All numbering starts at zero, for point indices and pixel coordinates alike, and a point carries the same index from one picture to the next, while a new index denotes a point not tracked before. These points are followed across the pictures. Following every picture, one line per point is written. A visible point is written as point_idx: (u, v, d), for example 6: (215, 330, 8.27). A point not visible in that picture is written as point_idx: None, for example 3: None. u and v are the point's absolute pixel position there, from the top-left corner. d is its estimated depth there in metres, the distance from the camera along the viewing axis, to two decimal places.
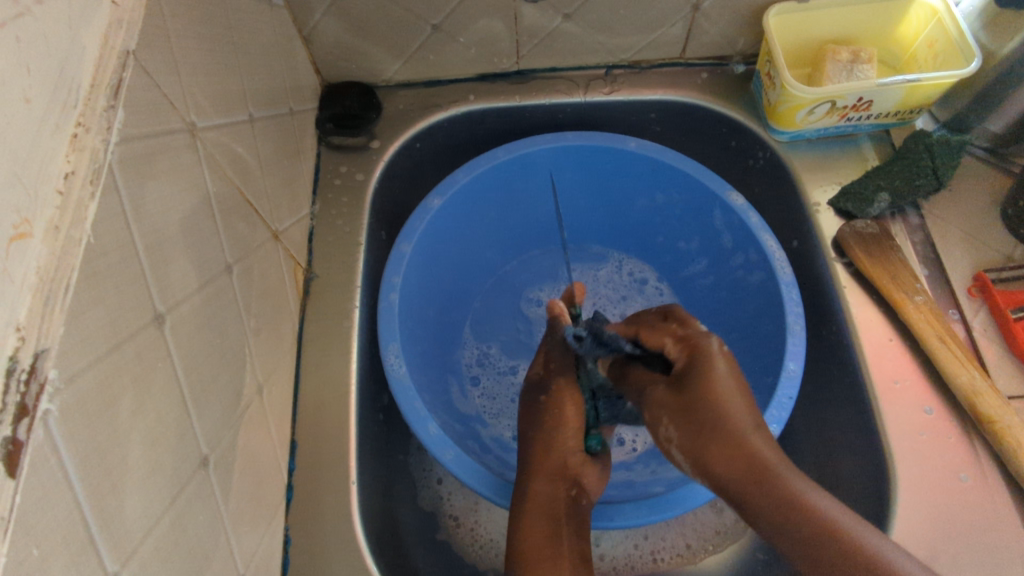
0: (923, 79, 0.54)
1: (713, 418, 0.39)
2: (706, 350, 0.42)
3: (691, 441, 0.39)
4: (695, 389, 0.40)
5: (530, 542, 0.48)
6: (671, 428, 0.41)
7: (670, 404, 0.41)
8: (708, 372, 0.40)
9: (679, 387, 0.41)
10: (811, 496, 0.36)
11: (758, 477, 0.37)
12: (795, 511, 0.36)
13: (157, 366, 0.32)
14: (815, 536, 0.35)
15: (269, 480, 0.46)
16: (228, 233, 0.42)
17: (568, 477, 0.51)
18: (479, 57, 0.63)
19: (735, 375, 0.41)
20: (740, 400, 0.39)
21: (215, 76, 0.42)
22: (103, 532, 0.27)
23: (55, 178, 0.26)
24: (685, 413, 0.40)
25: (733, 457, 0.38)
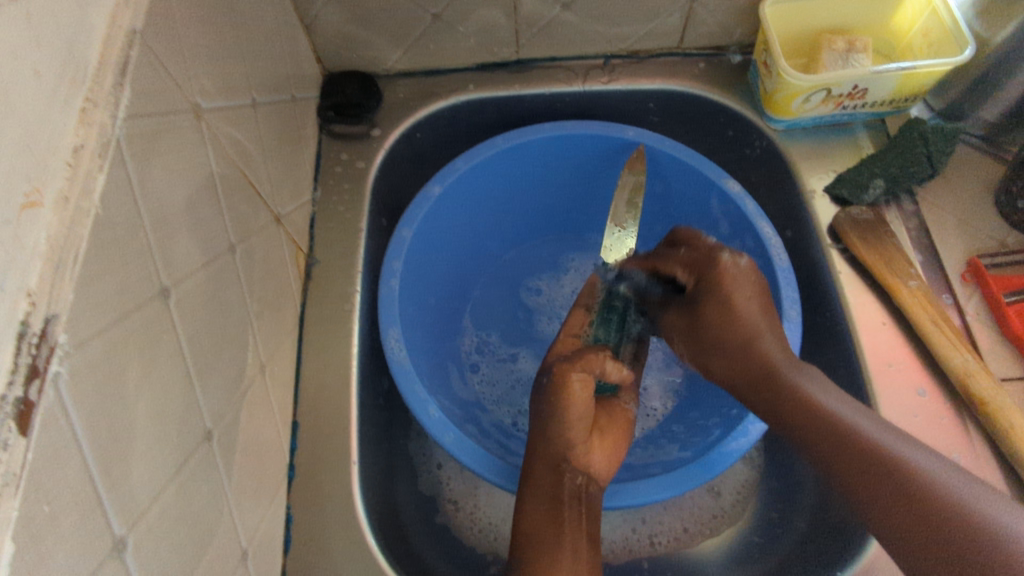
0: (917, 67, 0.55)
1: (717, 327, 0.49)
2: (714, 264, 0.50)
3: (694, 344, 0.52)
4: (698, 309, 0.50)
5: (532, 531, 0.48)
6: (682, 346, 0.53)
7: (683, 329, 0.52)
8: (720, 282, 0.49)
9: (692, 310, 0.51)
10: (828, 400, 0.44)
11: (759, 379, 0.47)
12: (797, 401, 0.44)
13: (162, 338, 0.33)
14: (818, 420, 0.43)
15: (271, 458, 0.46)
16: (232, 213, 0.43)
17: (572, 463, 0.51)
18: (478, 46, 0.63)
19: (744, 279, 0.49)
20: (755, 309, 0.48)
21: (219, 60, 0.43)
22: (112, 494, 0.28)
23: (64, 150, 0.27)
24: (696, 335, 0.51)
25: (733, 362, 0.49)
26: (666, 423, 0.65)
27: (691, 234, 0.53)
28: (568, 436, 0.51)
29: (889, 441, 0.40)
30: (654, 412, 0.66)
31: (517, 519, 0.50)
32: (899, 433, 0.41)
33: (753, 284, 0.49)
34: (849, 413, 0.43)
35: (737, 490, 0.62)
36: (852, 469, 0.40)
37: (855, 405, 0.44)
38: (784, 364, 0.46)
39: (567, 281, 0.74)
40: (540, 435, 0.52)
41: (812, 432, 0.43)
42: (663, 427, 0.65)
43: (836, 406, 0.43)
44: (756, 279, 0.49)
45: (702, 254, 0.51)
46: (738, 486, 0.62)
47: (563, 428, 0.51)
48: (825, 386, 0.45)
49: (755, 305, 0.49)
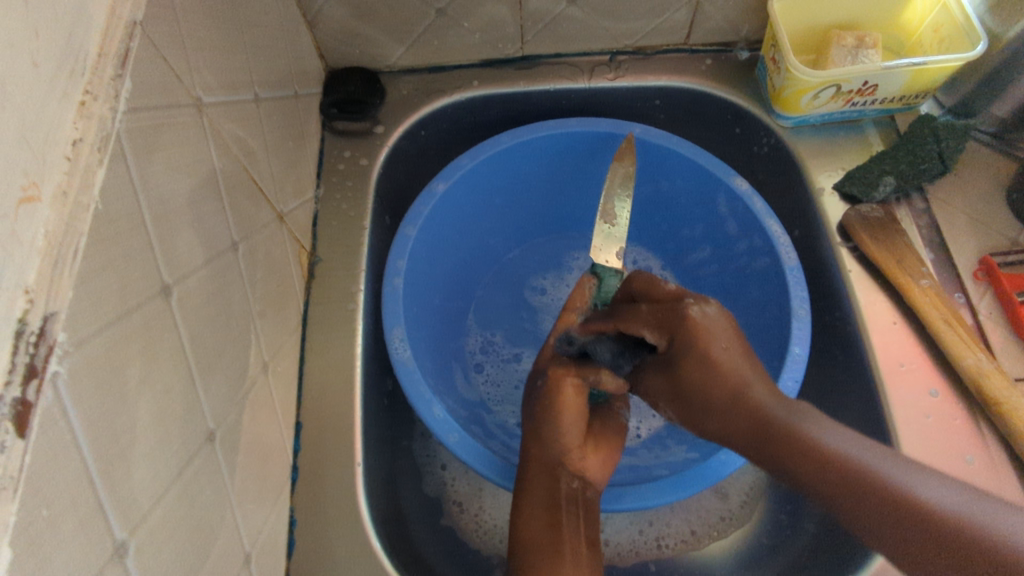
0: (928, 63, 0.54)
1: (702, 382, 0.43)
2: (684, 324, 0.44)
3: (689, 418, 0.45)
4: (680, 370, 0.44)
5: (530, 536, 0.48)
6: (669, 409, 0.46)
7: (666, 390, 0.46)
8: (699, 342, 0.43)
9: (671, 373, 0.45)
10: (818, 433, 0.39)
11: (760, 433, 0.41)
12: (809, 462, 0.38)
13: (165, 337, 0.32)
14: (816, 469, 0.38)
15: (274, 460, 0.45)
16: (234, 210, 0.42)
17: (568, 468, 0.49)
18: (483, 42, 0.63)
19: (719, 328, 0.44)
20: (736, 358, 0.43)
21: (221, 54, 0.42)
22: (112, 498, 0.27)
23: (63, 143, 0.26)
24: (677, 391, 0.45)
25: (726, 420, 0.43)
26: (673, 424, 0.64)
27: (648, 282, 0.49)
28: (564, 438, 0.49)
29: (892, 473, 0.37)
30: (660, 413, 0.66)
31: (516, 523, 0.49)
32: (886, 454, 0.38)
33: (728, 334, 0.44)
34: (849, 449, 0.38)
35: (745, 492, 0.61)
36: (863, 511, 0.36)
37: (850, 435, 0.39)
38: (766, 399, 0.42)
39: (572, 280, 0.73)
40: (532, 440, 0.51)
41: (810, 481, 0.38)
42: (670, 428, 0.64)
43: (843, 447, 0.38)
44: (736, 331, 0.44)
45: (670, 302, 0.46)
46: (746, 487, 0.61)
47: (556, 433, 0.49)
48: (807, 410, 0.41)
49: (735, 353, 0.43)
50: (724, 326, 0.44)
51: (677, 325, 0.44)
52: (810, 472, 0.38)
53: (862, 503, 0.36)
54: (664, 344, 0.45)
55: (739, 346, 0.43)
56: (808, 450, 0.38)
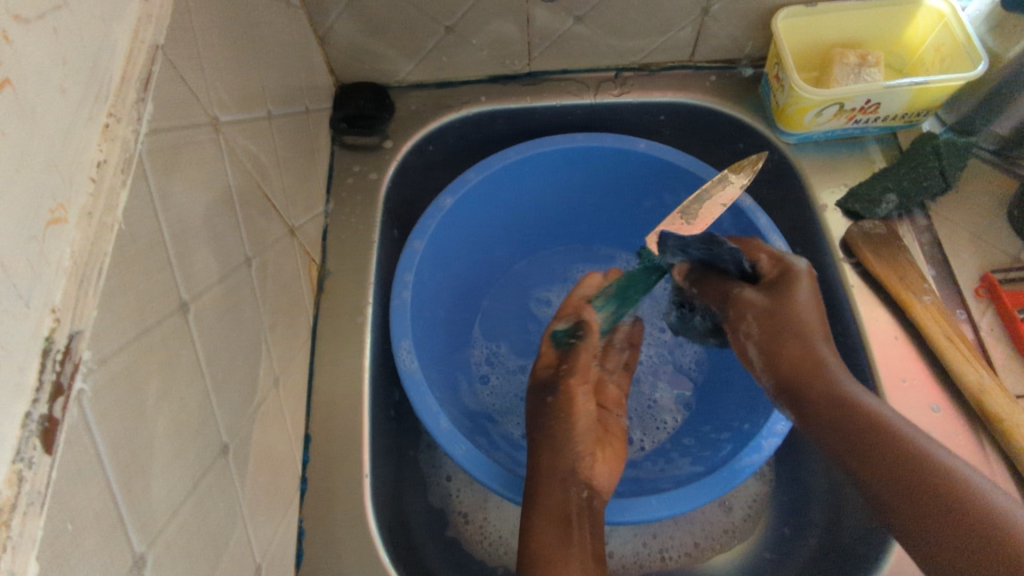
0: (929, 82, 0.55)
1: (793, 327, 0.52)
2: (791, 270, 0.54)
3: (773, 339, 0.52)
4: (786, 302, 0.52)
5: (542, 521, 0.49)
6: (753, 326, 0.53)
7: (760, 307, 0.53)
8: (792, 283, 0.53)
9: (778, 298, 0.53)
10: (869, 404, 0.46)
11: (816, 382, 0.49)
12: (866, 424, 0.45)
13: (182, 353, 0.33)
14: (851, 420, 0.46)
15: (284, 472, 0.46)
16: (248, 226, 0.43)
17: (577, 475, 0.53)
18: (490, 59, 0.64)
19: (809, 281, 0.54)
20: (813, 310, 0.52)
21: (237, 74, 0.43)
22: (132, 511, 0.28)
23: (89, 165, 0.27)
24: (774, 318, 0.53)
25: (794, 354, 0.51)
26: (677, 436, 0.65)
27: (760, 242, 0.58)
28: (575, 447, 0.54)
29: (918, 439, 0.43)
30: (664, 425, 0.66)
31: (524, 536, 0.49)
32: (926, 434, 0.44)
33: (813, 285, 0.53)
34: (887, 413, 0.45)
35: (749, 504, 0.61)
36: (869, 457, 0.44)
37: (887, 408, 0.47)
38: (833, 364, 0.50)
39: None
40: (547, 442, 0.55)
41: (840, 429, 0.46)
42: (674, 440, 0.65)
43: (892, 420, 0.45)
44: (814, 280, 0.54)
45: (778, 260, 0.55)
46: (749, 500, 0.62)
47: (570, 439, 0.55)
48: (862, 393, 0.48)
49: (814, 311, 0.52)
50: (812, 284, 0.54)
51: (792, 268, 0.54)
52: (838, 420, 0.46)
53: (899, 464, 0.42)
54: (773, 272, 0.55)
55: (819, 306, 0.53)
56: (870, 421, 0.45)
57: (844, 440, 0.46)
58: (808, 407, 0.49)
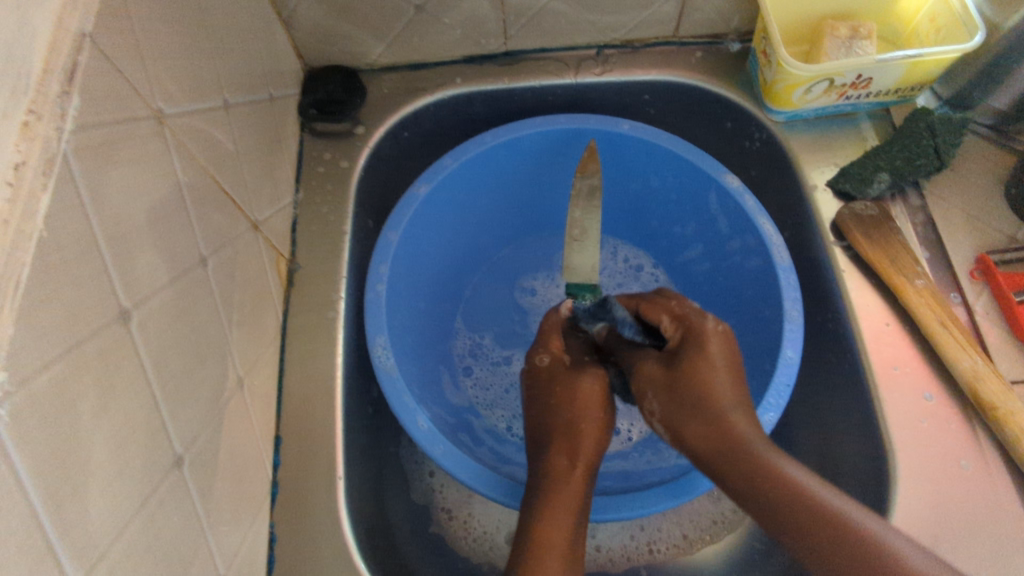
0: (924, 55, 0.52)
1: (695, 398, 0.43)
2: (701, 328, 0.46)
3: (671, 413, 0.43)
4: (683, 369, 0.44)
5: (560, 493, 0.45)
6: (655, 402, 0.45)
7: (659, 380, 0.45)
8: (706, 353, 0.44)
9: (672, 366, 0.45)
10: (788, 466, 0.38)
11: (727, 449, 0.40)
12: (785, 497, 0.36)
13: (123, 363, 0.31)
14: (777, 499, 0.37)
15: (251, 477, 0.45)
16: (203, 224, 0.41)
17: (587, 462, 0.47)
18: (465, 38, 0.61)
19: (723, 350, 0.45)
20: (721, 370, 0.43)
21: (185, 61, 0.40)
22: (63, 539, 0.26)
23: (4, 168, 0.24)
24: (671, 387, 0.44)
25: (700, 431, 0.42)
26: None
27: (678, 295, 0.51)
28: (582, 426, 0.49)
29: (861, 522, 0.34)
30: None
31: (533, 518, 0.44)
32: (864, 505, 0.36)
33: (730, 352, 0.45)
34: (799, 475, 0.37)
35: None
36: (819, 549, 0.34)
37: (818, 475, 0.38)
38: (745, 433, 0.40)
39: (562, 280, 0.71)
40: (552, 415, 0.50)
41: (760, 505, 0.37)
42: None
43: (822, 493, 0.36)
44: (728, 339, 0.45)
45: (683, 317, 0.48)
46: None
47: (585, 424, 0.49)
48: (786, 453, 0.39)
49: (721, 367, 0.43)
50: (727, 350, 0.45)
51: (699, 326, 0.46)
52: (753, 493, 0.38)
53: (839, 555, 0.34)
54: (675, 334, 0.48)
55: (724, 362, 0.44)
56: (780, 486, 0.37)
57: (775, 526, 0.37)
58: (729, 488, 0.39)
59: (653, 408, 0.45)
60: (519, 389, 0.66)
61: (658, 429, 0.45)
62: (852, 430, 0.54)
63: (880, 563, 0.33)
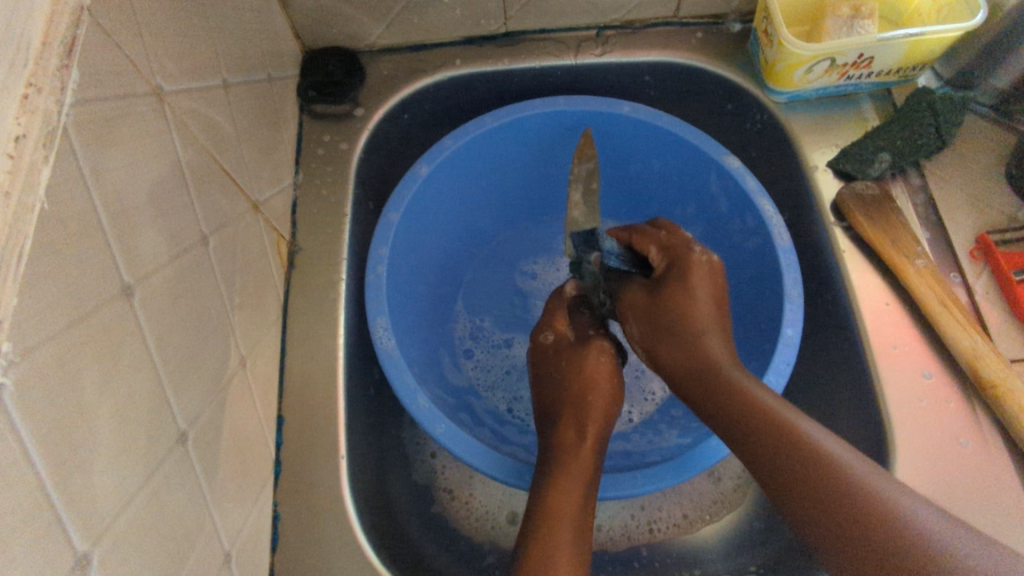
0: (925, 33, 0.52)
1: (675, 326, 0.46)
2: (688, 260, 0.49)
3: (650, 336, 0.47)
4: (665, 297, 0.47)
5: (572, 463, 0.46)
6: (634, 325, 0.49)
7: (640, 306, 0.49)
8: (688, 285, 0.47)
9: (654, 291, 0.48)
10: (768, 399, 0.40)
11: (702, 372, 0.44)
12: (765, 425, 0.38)
13: (126, 338, 0.31)
14: (760, 424, 0.39)
15: (254, 456, 0.45)
16: (204, 203, 0.41)
17: (598, 434, 0.48)
18: (464, 18, 0.60)
19: (708, 278, 0.48)
20: (704, 301, 0.47)
21: (184, 39, 0.40)
22: (71, 510, 0.26)
23: (4, 140, 0.24)
24: (651, 315, 0.48)
25: (680, 355, 0.45)
26: (665, 408, 0.64)
27: (670, 225, 0.53)
28: (590, 403, 0.50)
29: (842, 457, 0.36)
30: (652, 396, 0.65)
31: (542, 491, 0.44)
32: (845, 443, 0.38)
33: (716, 284, 0.48)
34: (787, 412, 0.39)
35: (738, 475, 0.61)
36: (793, 475, 0.36)
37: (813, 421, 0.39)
38: (727, 363, 0.43)
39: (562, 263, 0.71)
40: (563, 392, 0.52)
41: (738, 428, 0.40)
42: (662, 411, 0.64)
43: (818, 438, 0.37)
44: (717, 275, 0.49)
45: (676, 243, 0.50)
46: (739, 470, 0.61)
47: (592, 400, 0.50)
48: (800, 412, 0.40)
49: (706, 298, 0.47)
50: (710, 280, 0.48)
51: (685, 255, 0.49)
52: (724, 411, 0.41)
53: (810, 487, 0.35)
54: (661, 263, 0.50)
55: (710, 300, 0.47)
56: (779, 429, 0.38)
57: (746, 442, 0.39)
58: (696, 405, 0.44)
59: (635, 335, 0.49)
60: (518, 370, 0.66)
61: (635, 347, 0.50)
62: (851, 409, 0.55)
63: (846, 488, 0.34)
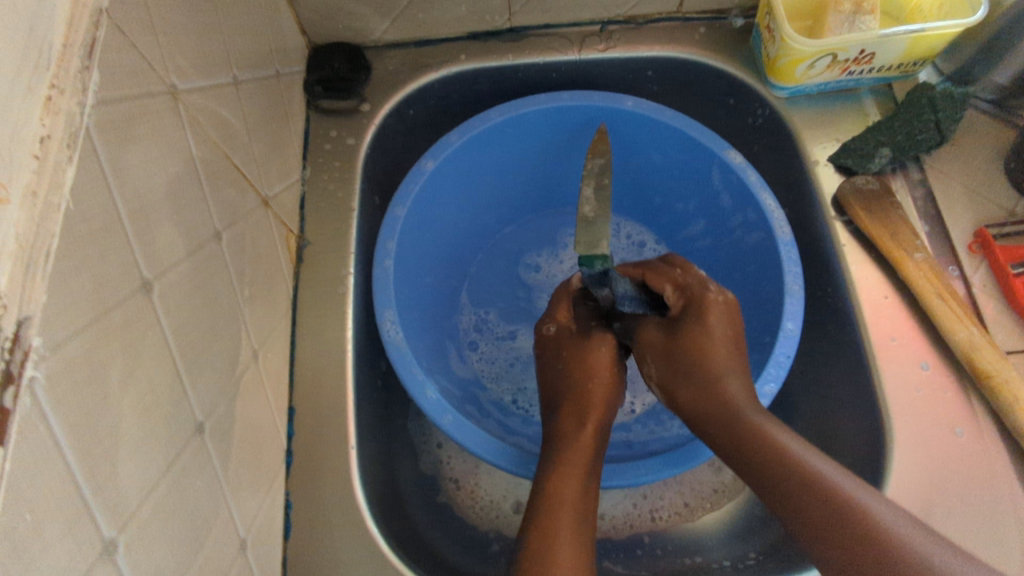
0: (927, 29, 0.52)
1: (690, 365, 0.47)
2: (703, 299, 0.49)
3: (667, 376, 0.48)
4: (681, 336, 0.48)
5: (570, 453, 0.47)
6: (652, 365, 0.50)
7: (658, 348, 0.49)
8: (704, 324, 0.48)
9: (671, 332, 0.49)
10: (780, 436, 0.40)
11: (716, 407, 0.44)
12: (771, 462, 0.39)
13: (147, 332, 0.32)
14: (769, 457, 0.39)
15: (267, 446, 0.46)
16: (216, 199, 0.42)
17: (598, 421, 0.50)
18: (469, 14, 0.61)
19: (723, 317, 0.48)
20: (718, 336, 0.47)
21: (196, 37, 0.41)
22: (98, 497, 0.27)
23: (30, 141, 0.25)
24: (669, 355, 0.48)
25: (695, 397, 0.46)
26: None
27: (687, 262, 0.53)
28: (591, 392, 0.51)
29: (846, 486, 0.36)
30: None
31: (545, 477, 0.46)
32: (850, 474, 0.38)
33: (731, 325, 0.48)
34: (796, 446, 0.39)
35: None
36: (796, 506, 0.37)
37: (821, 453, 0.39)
38: (738, 395, 0.44)
39: (566, 257, 0.72)
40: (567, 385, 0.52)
41: (746, 459, 0.41)
42: (664, 402, 0.65)
43: (816, 464, 0.38)
44: (732, 314, 0.49)
45: (692, 284, 0.50)
46: None
47: (592, 391, 0.51)
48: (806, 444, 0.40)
49: (723, 339, 0.47)
50: (727, 320, 0.48)
51: (700, 294, 0.49)
52: (736, 446, 0.42)
53: (810, 513, 0.36)
54: (677, 304, 0.51)
55: (728, 341, 0.47)
56: (776, 454, 0.39)
57: (750, 472, 0.40)
58: (706, 434, 0.45)
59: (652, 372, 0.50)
60: (523, 362, 0.67)
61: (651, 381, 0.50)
62: (850, 400, 0.56)
63: (845, 512, 0.35)
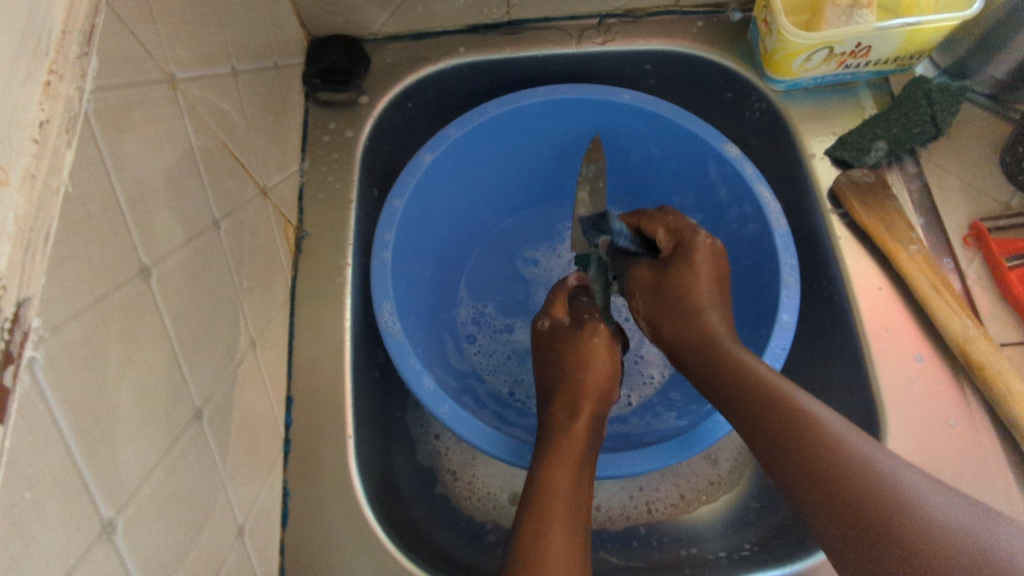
0: (922, 23, 0.53)
1: (679, 299, 0.49)
2: (692, 242, 0.50)
3: (656, 312, 0.50)
4: (672, 275, 0.49)
5: (565, 442, 0.47)
6: (641, 300, 0.51)
7: (647, 282, 0.50)
8: (694, 264, 0.49)
9: (660, 270, 0.50)
10: (774, 386, 0.41)
11: (708, 347, 0.46)
12: (766, 407, 0.40)
13: (145, 317, 0.32)
14: (763, 398, 0.40)
15: (265, 433, 0.46)
16: (215, 189, 0.42)
17: (592, 408, 0.50)
18: (468, 6, 0.61)
19: (711, 261, 0.49)
20: (707, 282, 0.49)
21: (195, 27, 0.41)
22: (96, 478, 0.28)
23: (30, 125, 0.25)
24: (658, 290, 0.49)
25: (684, 329, 0.48)
26: (664, 391, 0.65)
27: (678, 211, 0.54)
28: (584, 377, 0.52)
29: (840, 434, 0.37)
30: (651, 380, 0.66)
31: (539, 468, 0.46)
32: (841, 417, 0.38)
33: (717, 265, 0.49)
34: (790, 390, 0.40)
35: (735, 457, 0.62)
36: (790, 446, 0.37)
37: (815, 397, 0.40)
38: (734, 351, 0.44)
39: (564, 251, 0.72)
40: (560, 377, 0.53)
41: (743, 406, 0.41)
42: (661, 395, 0.65)
43: (819, 411, 0.38)
44: (719, 250, 0.50)
45: (683, 229, 0.51)
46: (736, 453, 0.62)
47: (586, 377, 0.52)
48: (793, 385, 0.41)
49: (709, 279, 0.49)
50: (714, 261, 0.49)
51: (691, 236, 0.50)
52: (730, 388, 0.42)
53: (801, 451, 0.37)
54: (668, 246, 0.51)
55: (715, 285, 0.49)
56: (770, 396, 0.40)
57: (746, 416, 0.41)
58: (693, 370, 0.46)
59: (641, 308, 0.51)
60: (520, 355, 0.67)
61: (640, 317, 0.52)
62: (845, 391, 0.56)
63: (836, 454, 0.36)
